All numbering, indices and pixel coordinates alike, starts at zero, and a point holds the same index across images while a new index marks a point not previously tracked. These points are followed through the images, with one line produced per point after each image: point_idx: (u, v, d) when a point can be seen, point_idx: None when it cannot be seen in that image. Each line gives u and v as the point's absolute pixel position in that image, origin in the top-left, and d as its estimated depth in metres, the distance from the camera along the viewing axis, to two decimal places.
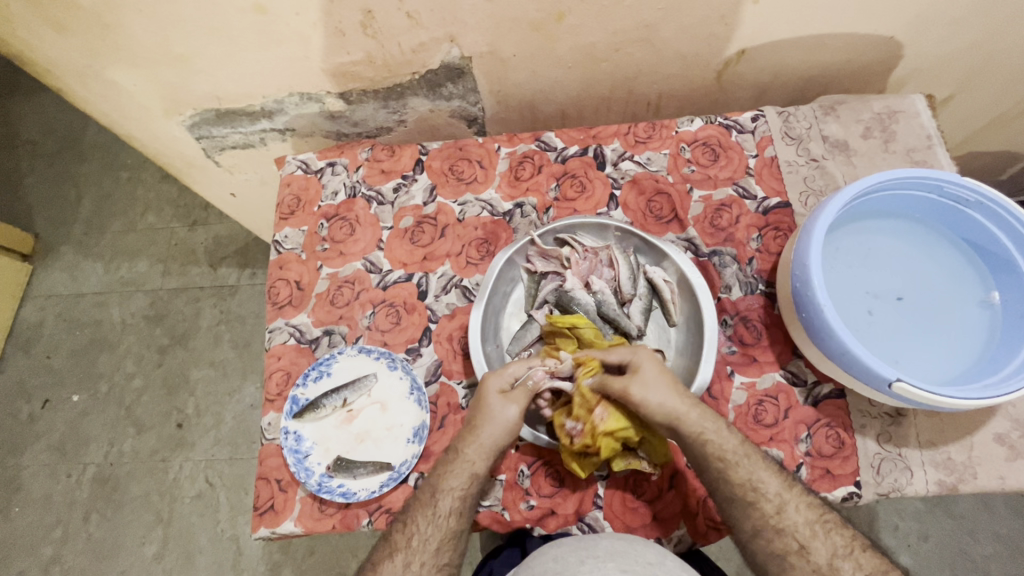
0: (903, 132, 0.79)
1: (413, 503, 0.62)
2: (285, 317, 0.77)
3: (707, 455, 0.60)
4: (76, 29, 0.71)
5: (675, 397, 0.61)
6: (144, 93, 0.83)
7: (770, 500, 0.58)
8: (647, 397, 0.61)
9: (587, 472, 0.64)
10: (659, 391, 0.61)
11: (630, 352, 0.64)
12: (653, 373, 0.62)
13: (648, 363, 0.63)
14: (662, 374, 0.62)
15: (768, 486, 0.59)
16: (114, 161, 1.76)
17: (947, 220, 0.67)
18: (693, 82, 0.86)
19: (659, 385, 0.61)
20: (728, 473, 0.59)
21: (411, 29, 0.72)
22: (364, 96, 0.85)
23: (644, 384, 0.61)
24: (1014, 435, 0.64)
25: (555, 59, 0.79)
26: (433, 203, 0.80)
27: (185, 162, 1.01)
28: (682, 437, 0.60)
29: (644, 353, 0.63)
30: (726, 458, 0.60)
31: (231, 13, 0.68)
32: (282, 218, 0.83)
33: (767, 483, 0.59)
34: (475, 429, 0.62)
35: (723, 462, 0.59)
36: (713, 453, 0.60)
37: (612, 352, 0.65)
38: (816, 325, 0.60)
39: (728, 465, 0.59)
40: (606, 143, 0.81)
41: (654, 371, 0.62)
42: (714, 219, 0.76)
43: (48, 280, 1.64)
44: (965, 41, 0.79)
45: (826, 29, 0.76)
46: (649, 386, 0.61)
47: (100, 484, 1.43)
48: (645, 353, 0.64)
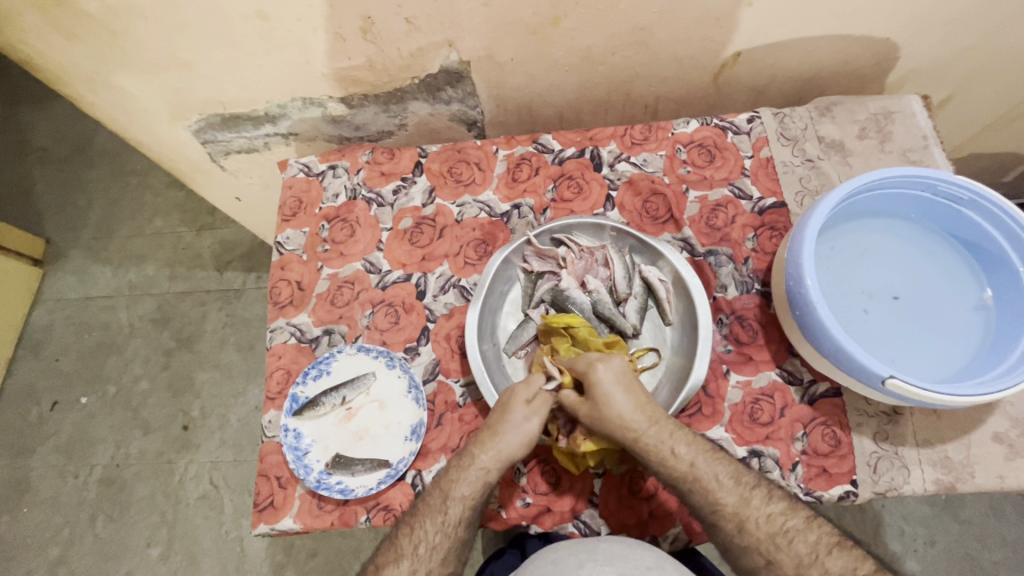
0: (899, 132, 0.79)
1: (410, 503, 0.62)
2: (286, 316, 0.78)
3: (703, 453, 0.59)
4: (85, 37, 0.73)
5: (631, 418, 0.60)
6: (151, 99, 0.85)
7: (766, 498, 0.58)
8: (596, 422, 0.61)
9: (580, 471, 0.65)
10: (621, 403, 0.60)
11: (588, 365, 0.62)
12: (610, 385, 0.61)
13: (603, 381, 0.61)
14: (616, 393, 0.61)
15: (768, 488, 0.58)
16: (124, 167, 1.79)
17: (942, 220, 0.67)
18: (690, 85, 0.87)
19: (610, 407, 0.60)
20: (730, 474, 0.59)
21: (410, 34, 0.74)
22: (365, 100, 0.86)
23: (594, 409, 0.61)
24: (1013, 434, 0.64)
25: (552, 63, 0.81)
26: (431, 205, 0.82)
27: (191, 166, 1.03)
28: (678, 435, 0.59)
29: (602, 368, 0.62)
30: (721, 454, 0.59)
31: (235, 20, 0.70)
32: (284, 220, 0.84)
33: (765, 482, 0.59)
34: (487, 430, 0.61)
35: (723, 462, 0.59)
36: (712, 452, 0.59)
37: (575, 364, 0.64)
38: (810, 322, 0.61)
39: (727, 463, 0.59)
40: (603, 145, 0.82)
41: (609, 390, 0.61)
42: (710, 219, 0.77)
43: (59, 284, 1.67)
44: (961, 42, 0.80)
45: (821, 31, 0.77)
46: (603, 405, 0.61)
47: (106, 485, 1.45)
48: (600, 371, 0.62)
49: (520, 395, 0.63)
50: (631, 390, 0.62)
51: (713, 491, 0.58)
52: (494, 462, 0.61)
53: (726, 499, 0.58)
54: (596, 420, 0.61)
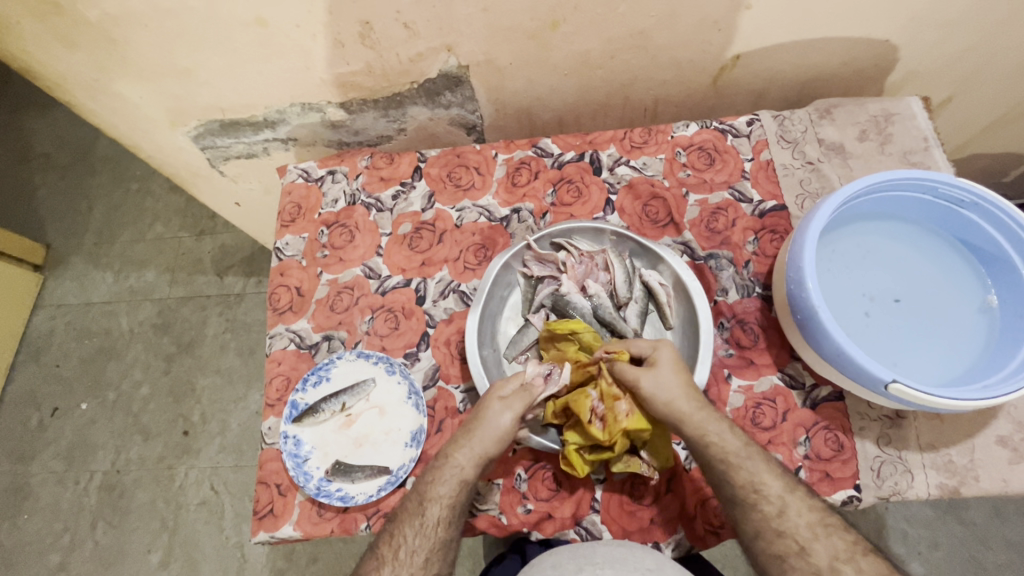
0: (899, 134, 0.79)
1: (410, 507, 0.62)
2: (286, 322, 0.78)
3: (704, 456, 0.59)
4: (84, 45, 0.73)
5: (684, 392, 0.60)
6: (150, 105, 0.85)
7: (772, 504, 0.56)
8: (658, 389, 0.60)
9: (586, 471, 0.63)
10: (673, 382, 0.60)
11: (653, 345, 0.63)
12: (667, 365, 0.61)
13: (664, 356, 0.62)
14: (672, 371, 0.61)
15: (770, 491, 0.58)
16: (124, 173, 1.79)
17: (944, 222, 0.67)
18: (690, 88, 0.86)
19: (669, 378, 0.60)
20: (733, 478, 0.58)
21: (409, 39, 0.74)
22: (364, 105, 0.86)
23: (657, 377, 0.60)
24: (1016, 438, 0.63)
25: (551, 67, 0.81)
26: (431, 210, 0.81)
27: (190, 172, 1.03)
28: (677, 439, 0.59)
29: (665, 348, 0.63)
30: (724, 458, 0.59)
31: (233, 26, 0.70)
32: (283, 226, 0.84)
33: (768, 486, 0.58)
34: (487, 435, 0.61)
35: (726, 467, 0.58)
36: (713, 458, 0.59)
37: (634, 344, 0.64)
38: (812, 327, 0.60)
39: (730, 466, 0.59)
40: (603, 148, 0.82)
41: (667, 364, 0.61)
42: (710, 222, 0.76)
43: (59, 290, 1.67)
44: (961, 44, 0.80)
45: (820, 33, 0.76)
46: (650, 385, 0.60)
47: (107, 491, 1.45)
48: (664, 349, 0.63)
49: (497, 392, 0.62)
50: (683, 375, 0.61)
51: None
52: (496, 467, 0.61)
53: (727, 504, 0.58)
54: (657, 387, 0.60)
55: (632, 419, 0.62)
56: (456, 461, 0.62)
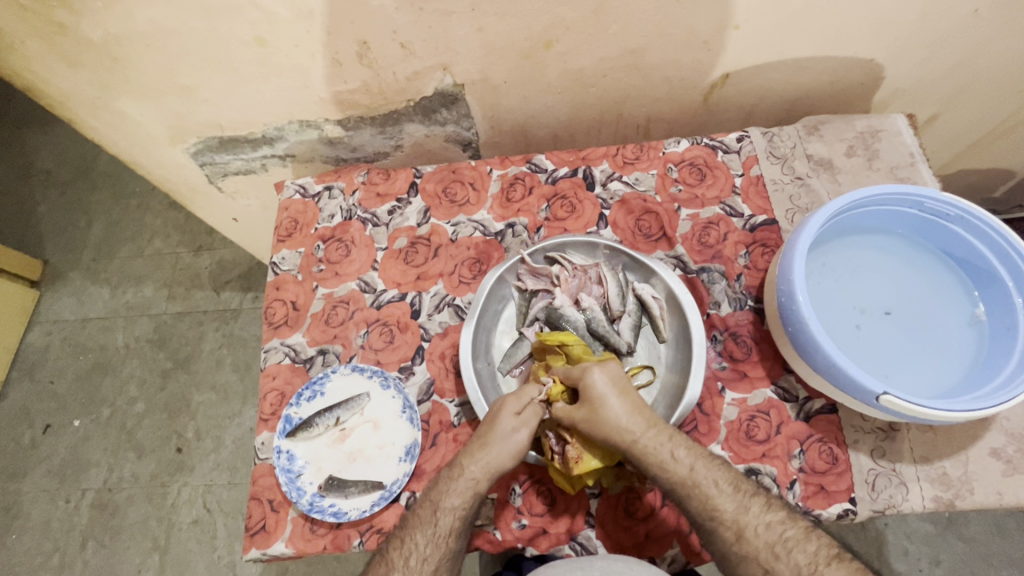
0: (887, 150, 0.81)
1: (406, 521, 0.62)
2: (281, 336, 0.78)
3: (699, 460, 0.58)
4: (88, 64, 0.75)
5: (624, 423, 0.60)
6: (151, 122, 0.86)
7: (768, 517, 0.56)
8: (592, 420, 0.60)
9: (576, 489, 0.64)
10: (615, 409, 0.60)
11: (583, 370, 0.62)
12: (603, 391, 0.61)
13: (597, 385, 0.61)
14: (611, 397, 0.61)
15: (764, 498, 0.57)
16: (124, 189, 1.81)
17: (931, 236, 0.68)
18: (681, 105, 0.88)
19: (607, 411, 0.60)
20: (732, 488, 0.57)
21: (405, 59, 0.76)
22: (361, 123, 0.88)
23: (591, 411, 0.61)
24: (1010, 450, 0.63)
25: (545, 84, 0.82)
26: (426, 225, 0.82)
27: (190, 188, 1.04)
28: (670, 450, 0.59)
29: (596, 372, 0.62)
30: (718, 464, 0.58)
31: (234, 45, 0.72)
32: (280, 240, 0.85)
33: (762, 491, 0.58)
34: (487, 440, 0.61)
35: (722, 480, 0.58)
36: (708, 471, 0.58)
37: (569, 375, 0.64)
38: (803, 339, 0.61)
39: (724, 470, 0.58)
40: (595, 164, 0.83)
41: (604, 394, 0.61)
42: (702, 236, 0.77)
43: (56, 306, 1.67)
44: (944, 63, 0.82)
45: (806, 53, 0.79)
46: (598, 409, 0.60)
47: (98, 510, 1.43)
48: (594, 376, 0.62)
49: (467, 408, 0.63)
50: (626, 396, 0.61)
51: (710, 504, 0.57)
52: (494, 475, 0.61)
53: (722, 510, 0.57)
54: (590, 424, 0.60)
55: (583, 461, 0.61)
56: (450, 475, 0.61)
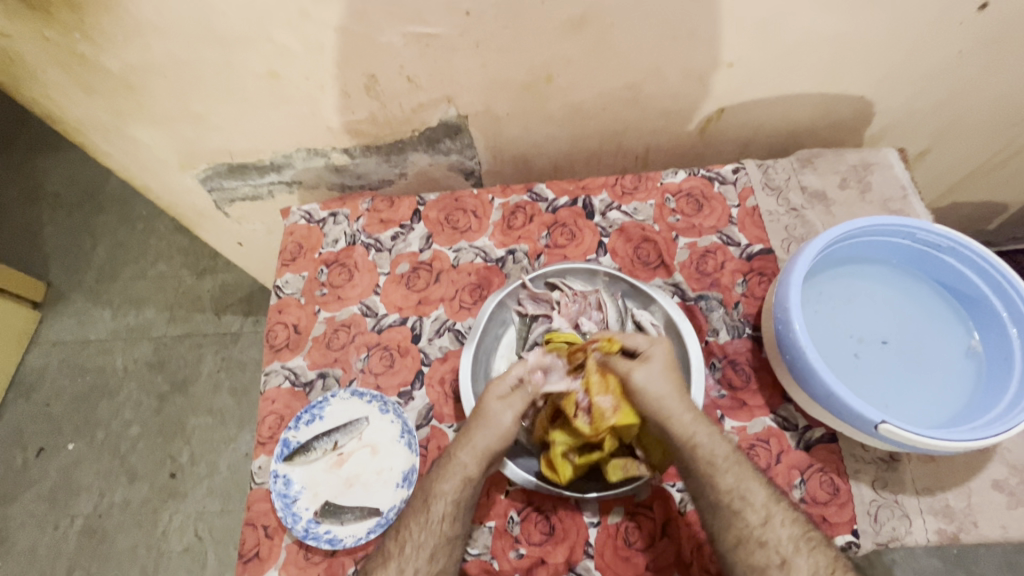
0: (879, 183, 0.83)
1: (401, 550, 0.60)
2: (282, 359, 0.78)
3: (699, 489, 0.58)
4: (105, 92, 0.78)
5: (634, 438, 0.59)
6: (162, 148, 0.89)
7: (769, 549, 0.55)
8: (648, 383, 0.61)
9: (570, 479, 0.63)
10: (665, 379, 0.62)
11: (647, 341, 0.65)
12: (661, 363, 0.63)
13: (659, 353, 0.64)
14: (668, 369, 0.63)
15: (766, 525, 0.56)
16: (130, 213, 1.83)
17: (925, 266, 0.69)
18: (678, 138, 0.91)
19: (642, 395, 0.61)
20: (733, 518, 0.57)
21: (411, 91, 0.79)
22: (367, 151, 0.90)
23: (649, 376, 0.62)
24: (1012, 482, 0.63)
25: (546, 116, 0.85)
26: (429, 250, 0.84)
27: (196, 212, 1.06)
28: None
29: (660, 344, 0.65)
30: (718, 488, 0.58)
31: (247, 76, 0.75)
32: (284, 264, 0.86)
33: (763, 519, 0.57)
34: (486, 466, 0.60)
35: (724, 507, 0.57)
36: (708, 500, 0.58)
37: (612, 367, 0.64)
38: (801, 366, 0.61)
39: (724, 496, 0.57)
40: (595, 194, 0.85)
41: (661, 362, 0.63)
42: (700, 265, 0.79)
43: (56, 327, 1.67)
44: (932, 99, 0.85)
45: (798, 89, 0.82)
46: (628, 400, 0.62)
47: (87, 537, 1.41)
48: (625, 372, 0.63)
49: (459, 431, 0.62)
50: (676, 375, 0.63)
51: None
52: None
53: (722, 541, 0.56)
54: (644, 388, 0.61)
55: (619, 415, 0.61)
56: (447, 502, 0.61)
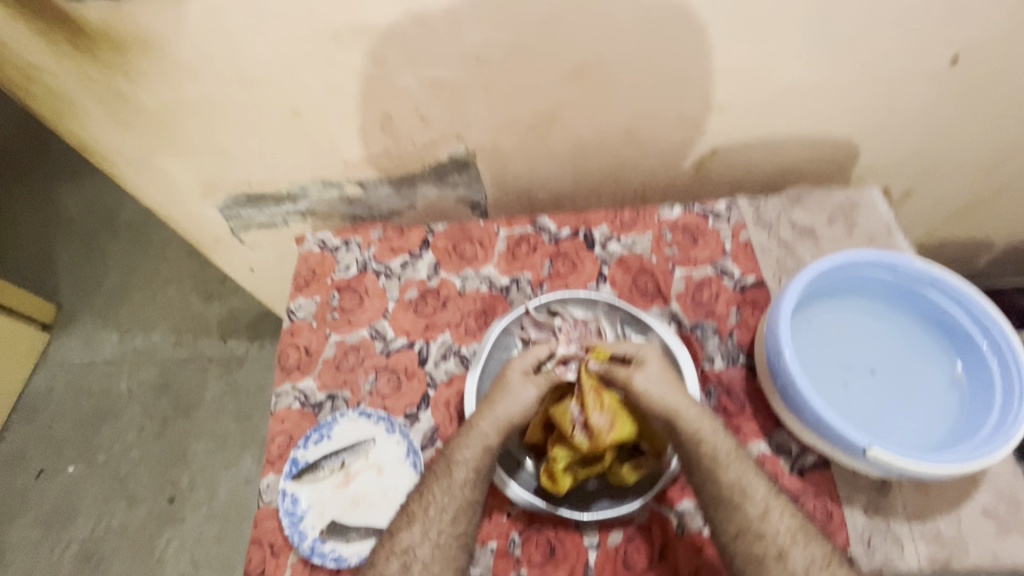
0: (865, 220, 0.87)
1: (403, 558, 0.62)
2: (292, 380, 0.81)
3: None
4: (137, 126, 0.83)
5: None
6: (186, 178, 0.94)
7: None
8: (651, 394, 0.65)
9: (569, 484, 0.66)
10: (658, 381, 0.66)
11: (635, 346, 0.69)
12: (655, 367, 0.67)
13: (649, 358, 0.68)
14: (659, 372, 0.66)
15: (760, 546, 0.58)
16: (142, 239, 1.88)
17: (909, 298, 0.73)
18: (674, 175, 0.96)
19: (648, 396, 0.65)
20: None
21: (424, 129, 0.84)
22: (379, 183, 0.95)
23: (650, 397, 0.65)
24: (1001, 509, 0.65)
25: (549, 153, 0.90)
26: (436, 278, 0.88)
27: (213, 239, 1.11)
28: None
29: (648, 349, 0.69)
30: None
31: (272, 114, 0.80)
32: (297, 289, 0.89)
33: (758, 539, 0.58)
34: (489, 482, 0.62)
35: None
36: None
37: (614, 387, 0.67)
38: (791, 393, 0.64)
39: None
40: (595, 227, 0.90)
41: (653, 365, 0.67)
42: (695, 295, 0.82)
43: (63, 349, 1.70)
44: (912, 142, 0.90)
45: (786, 132, 0.87)
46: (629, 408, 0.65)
47: (82, 562, 1.40)
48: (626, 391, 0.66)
49: (464, 449, 0.64)
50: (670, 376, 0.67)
51: None
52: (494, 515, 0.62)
53: None
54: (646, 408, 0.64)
55: (615, 430, 0.64)
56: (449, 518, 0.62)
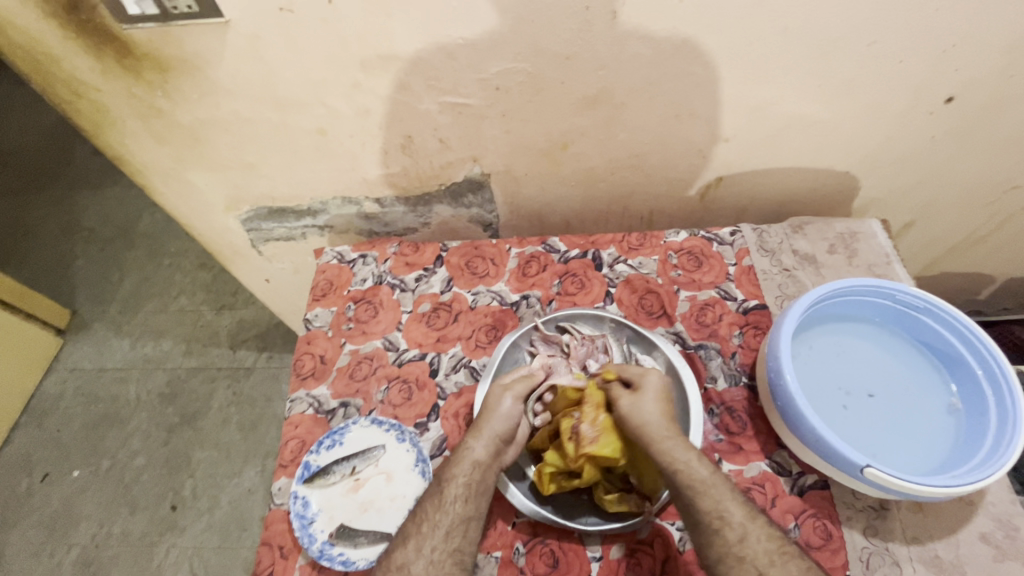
0: (864, 250, 0.90)
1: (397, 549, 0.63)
2: (307, 387, 0.83)
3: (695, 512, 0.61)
4: (172, 141, 0.88)
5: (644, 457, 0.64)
6: (213, 191, 0.99)
7: None
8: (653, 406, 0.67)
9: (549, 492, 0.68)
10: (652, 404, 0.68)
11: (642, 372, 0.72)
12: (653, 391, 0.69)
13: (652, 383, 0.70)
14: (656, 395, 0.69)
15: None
16: (159, 249, 1.93)
17: (906, 326, 0.75)
18: (680, 202, 1.00)
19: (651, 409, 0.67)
20: None
21: (442, 151, 0.88)
22: (396, 201, 1.00)
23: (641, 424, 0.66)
24: (998, 535, 0.66)
25: (560, 178, 0.95)
26: (449, 292, 0.91)
27: (233, 251, 1.15)
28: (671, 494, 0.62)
29: (653, 375, 0.71)
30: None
31: (299, 133, 0.85)
32: (314, 299, 0.93)
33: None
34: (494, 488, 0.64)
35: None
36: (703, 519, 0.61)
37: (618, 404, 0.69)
38: (791, 412, 0.66)
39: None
40: (604, 248, 0.93)
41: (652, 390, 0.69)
42: (699, 316, 0.85)
43: (76, 355, 1.73)
44: (910, 177, 0.94)
45: (788, 163, 0.91)
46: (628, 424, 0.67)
47: (81, 568, 1.39)
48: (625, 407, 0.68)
49: (473, 455, 0.66)
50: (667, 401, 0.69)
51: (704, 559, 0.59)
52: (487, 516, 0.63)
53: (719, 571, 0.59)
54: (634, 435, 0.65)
55: (596, 443, 0.66)
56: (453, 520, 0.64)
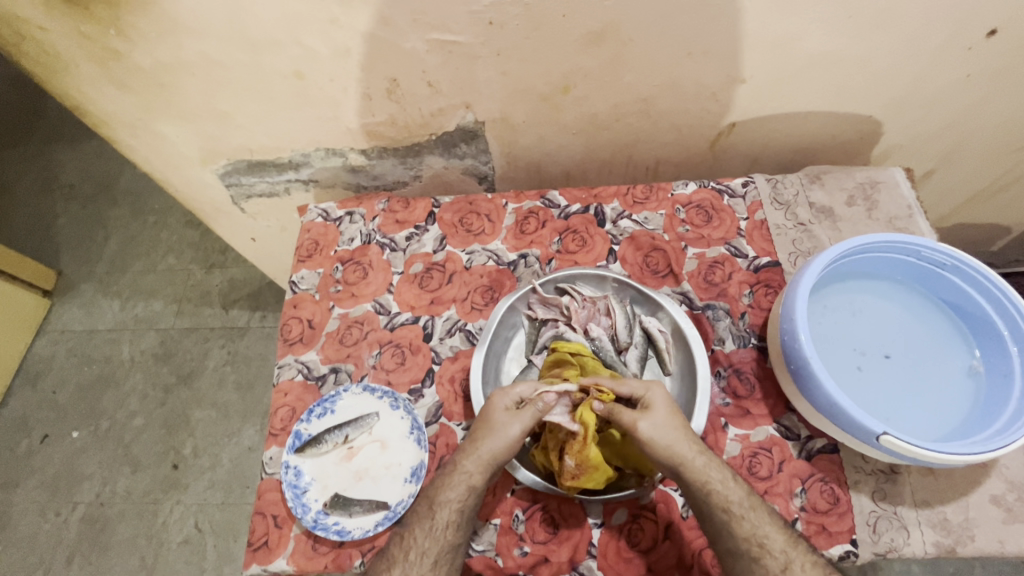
0: (886, 201, 0.84)
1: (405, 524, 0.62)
2: (295, 353, 0.80)
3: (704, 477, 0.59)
4: (136, 88, 0.80)
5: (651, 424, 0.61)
6: (185, 144, 0.91)
7: None
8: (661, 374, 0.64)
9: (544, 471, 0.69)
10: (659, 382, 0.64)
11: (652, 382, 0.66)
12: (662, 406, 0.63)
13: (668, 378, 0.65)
14: None
15: None
16: (142, 206, 1.85)
17: (928, 283, 0.71)
18: (690, 151, 0.93)
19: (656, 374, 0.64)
20: None
21: (432, 96, 0.81)
22: (384, 153, 0.92)
23: (647, 415, 0.62)
24: (1010, 498, 0.64)
25: (562, 125, 0.87)
26: (442, 252, 0.85)
27: (213, 208, 1.08)
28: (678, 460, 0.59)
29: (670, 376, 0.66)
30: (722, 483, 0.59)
31: (274, 77, 0.77)
32: (300, 260, 0.88)
33: None
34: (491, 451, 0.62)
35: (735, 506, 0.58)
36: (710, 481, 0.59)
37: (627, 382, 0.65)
38: (804, 376, 0.63)
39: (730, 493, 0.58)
40: (607, 202, 0.87)
41: (662, 407, 0.63)
42: (708, 275, 0.80)
43: (65, 316, 1.69)
44: (939, 120, 0.87)
45: (809, 106, 0.84)
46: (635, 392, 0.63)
47: (88, 525, 1.42)
48: None
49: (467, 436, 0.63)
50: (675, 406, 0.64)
51: None
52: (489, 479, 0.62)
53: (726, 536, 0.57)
54: (635, 423, 0.61)
55: (578, 478, 0.63)
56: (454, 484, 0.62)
